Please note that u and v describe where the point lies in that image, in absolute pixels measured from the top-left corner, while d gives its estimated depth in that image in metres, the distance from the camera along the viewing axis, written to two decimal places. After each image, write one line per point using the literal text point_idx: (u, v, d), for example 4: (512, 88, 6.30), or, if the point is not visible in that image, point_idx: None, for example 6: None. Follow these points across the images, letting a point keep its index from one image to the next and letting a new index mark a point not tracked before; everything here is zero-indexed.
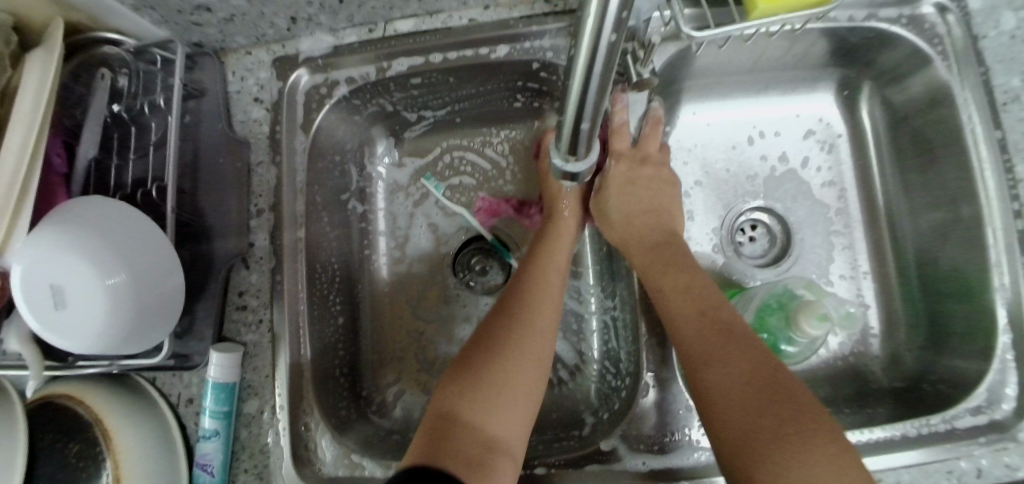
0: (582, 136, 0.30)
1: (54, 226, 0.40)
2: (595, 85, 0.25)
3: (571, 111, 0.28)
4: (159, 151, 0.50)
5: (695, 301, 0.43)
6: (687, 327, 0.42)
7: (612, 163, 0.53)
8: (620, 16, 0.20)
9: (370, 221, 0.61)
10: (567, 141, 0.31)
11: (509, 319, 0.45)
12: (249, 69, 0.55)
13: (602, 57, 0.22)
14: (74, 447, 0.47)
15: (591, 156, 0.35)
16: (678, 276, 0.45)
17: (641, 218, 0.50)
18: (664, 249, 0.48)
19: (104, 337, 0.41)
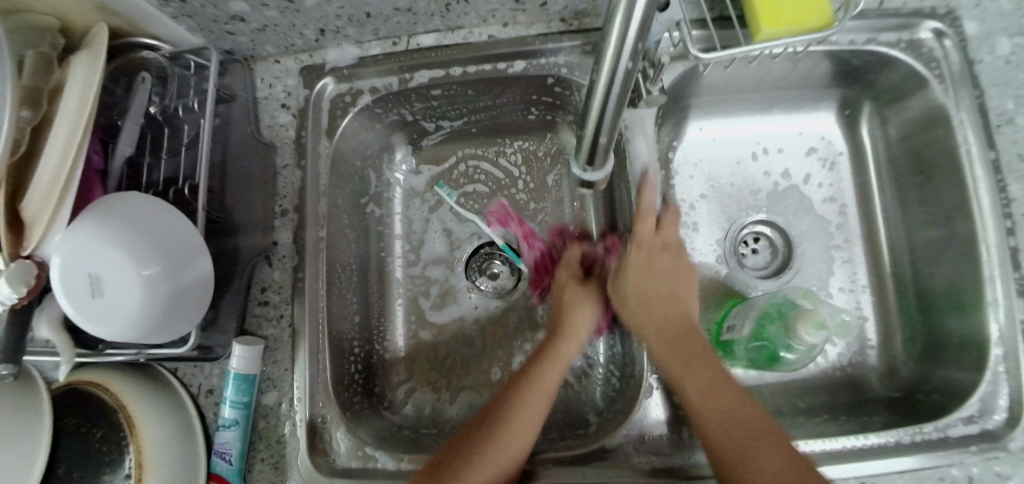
0: (599, 147, 0.40)
1: (95, 217, 0.42)
2: (613, 96, 0.33)
3: (592, 124, 0.37)
4: (191, 151, 0.53)
5: (720, 398, 0.43)
6: (710, 425, 0.42)
7: (632, 246, 0.50)
8: (635, 39, 0.28)
9: (386, 225, 0.64)
10: (586, 152, 0.41)
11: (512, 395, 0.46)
12: (278, 77, 0.58)
13: (620, 73, 0.31)
14: (97, 433, 0.49)
15: (605, 168, 0.44)
16: (699, 374, 0.44)
17: (656, 306, 0.48)
18: (683, 342, 0.46)
19: (137, 324, 0.43)
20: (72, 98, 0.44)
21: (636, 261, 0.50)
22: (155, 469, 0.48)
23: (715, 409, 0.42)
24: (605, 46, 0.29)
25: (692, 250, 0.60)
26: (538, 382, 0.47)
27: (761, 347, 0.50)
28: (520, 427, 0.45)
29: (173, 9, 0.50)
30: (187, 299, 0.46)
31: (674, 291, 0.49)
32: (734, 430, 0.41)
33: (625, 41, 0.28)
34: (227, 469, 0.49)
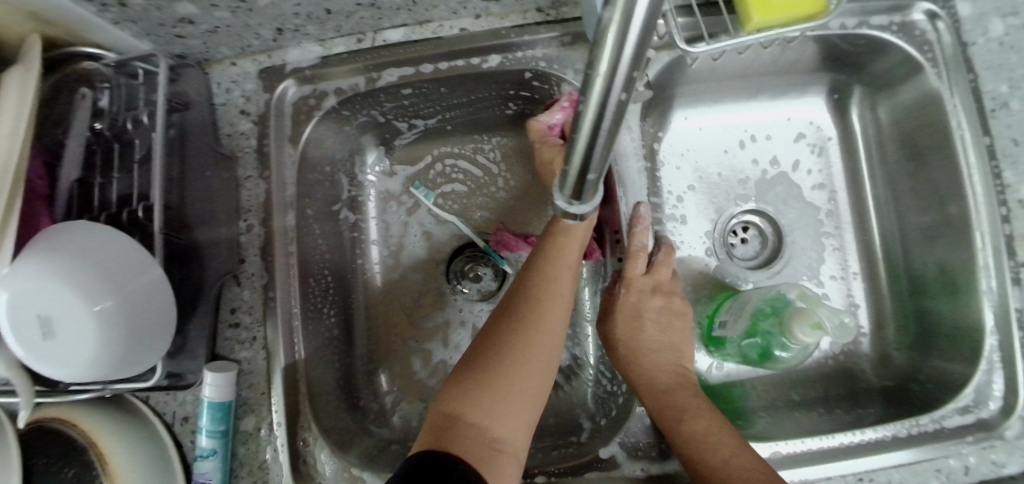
0: (588, 186, 0.29)
1: (40, 254, 0.39)
2: (604, 124, 0.23)
3: (575, 157, 0.26)
4: (144, 168, 0.49)
5: (720, 447, 0.40)
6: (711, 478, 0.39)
7: (622, 289, 0.47)
8: (637, 50, 0.18)
9: (362, 230, 0.61)
10: (573, 184, 0.28)
11: (532, 288, 0.45)
12: (235, 81, 0.54)
13: (611, 100, 0.21)
14: (70, 471, 0.48)
15: (597, 199, 0.31)
16: (694, 423, 0.42)
17: (650, 357, 0.46)
18: (677, 393, 0.44)
19: (97, 362, 0.41)
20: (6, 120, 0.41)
21: (625, 306, 0.47)
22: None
23: (716, 462, 0.40)
24: (592, 71, 0.20)
25: (680, 244, 0.58)
26: (556, 273, 0.46)
27: (754, 343, 0.49)
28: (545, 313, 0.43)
29: (114, 15, 0.46)
30: (150, 334, 0.43)
31: (668, 339, 0.47)
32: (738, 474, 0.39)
33: (619, 73, 0.19)
34: None
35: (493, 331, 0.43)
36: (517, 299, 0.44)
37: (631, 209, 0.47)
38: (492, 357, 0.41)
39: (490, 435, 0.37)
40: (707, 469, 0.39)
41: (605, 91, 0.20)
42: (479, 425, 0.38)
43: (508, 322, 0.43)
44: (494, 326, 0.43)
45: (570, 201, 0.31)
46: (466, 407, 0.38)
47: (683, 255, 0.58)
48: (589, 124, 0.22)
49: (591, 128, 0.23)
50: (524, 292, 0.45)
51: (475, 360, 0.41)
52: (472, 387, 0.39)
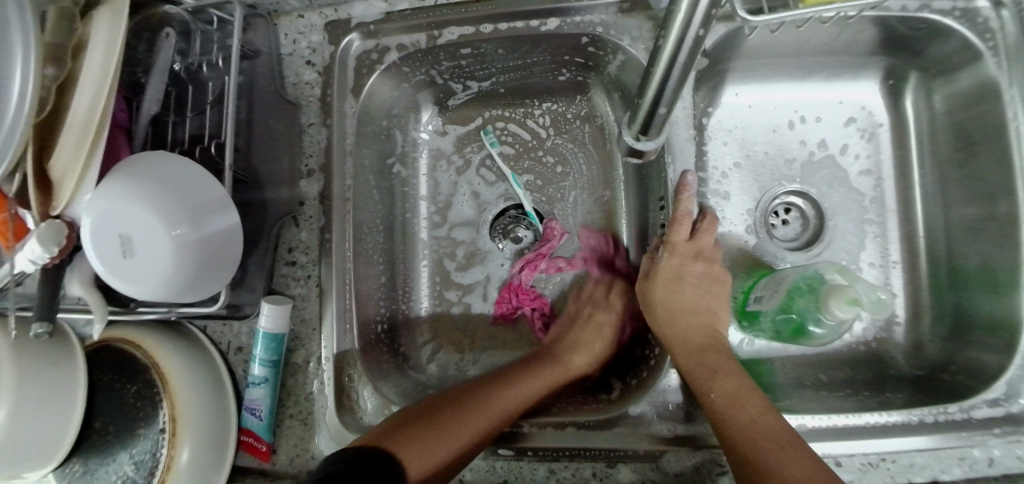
0: (654, 122, 0.39)
1: (127, 179, 0.42)
2: (679, 57, 0.32)
3: (651, 88, 0.35)
4: (217, 109, 0.51)
5: (745, 407, 0.42)
6: (735, 432, 0.40)
7: (665, 252, 0.49)
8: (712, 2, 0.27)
9: (412, 186, 0.63)
10: (642, 121, 0.40)
11: (500, 383, 0.49)
12: (302, 32, 0.56)
13: (689, 35, 0.30)
14: (132, 388, 0.52)
15: (659, 138, 0.42)
16: (722, 381, 0.43)
17: (687, 317, 0.47)
18: (710, 353, 0.45)
19: (169, 284, 0.43)
20: (96, 56, 0.44)
21: (664, 273, 0.49)
22: (189, 431, 0.50)
23: (739, 418, 0.41)
24: (675, 10, 0.29)
25: (721, 219, 0.59)
26: (528, 381, 0.50)
27: (788, 319, 0.50)
28: (500, 411, 0.47)
29: None
30: (217, 261, 0.46)
31: (704, 303, 0.48)
32: (760, 432, 0.40)
33: (697, 12, 0.28)
34: (257, 424, 0.51)
35: (448, 406, 0.46)
36: (483, 387, 0.48)
37: (678, 177, 0.48)
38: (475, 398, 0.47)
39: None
40: (730, 424, 0.41)
41: (685, 26, 0.29)
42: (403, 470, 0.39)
43: (465, 403, 0.46)
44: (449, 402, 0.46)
45: (636, 137, 0.42)
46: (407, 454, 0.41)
47: (723, 231, 0.59)
48: (668, 56, 0.32)
49: (670, 59, 0.32)
50: (490, 385, 0.48)
51: (421, 422, 0.44)
52: (413, 436, 0.42)
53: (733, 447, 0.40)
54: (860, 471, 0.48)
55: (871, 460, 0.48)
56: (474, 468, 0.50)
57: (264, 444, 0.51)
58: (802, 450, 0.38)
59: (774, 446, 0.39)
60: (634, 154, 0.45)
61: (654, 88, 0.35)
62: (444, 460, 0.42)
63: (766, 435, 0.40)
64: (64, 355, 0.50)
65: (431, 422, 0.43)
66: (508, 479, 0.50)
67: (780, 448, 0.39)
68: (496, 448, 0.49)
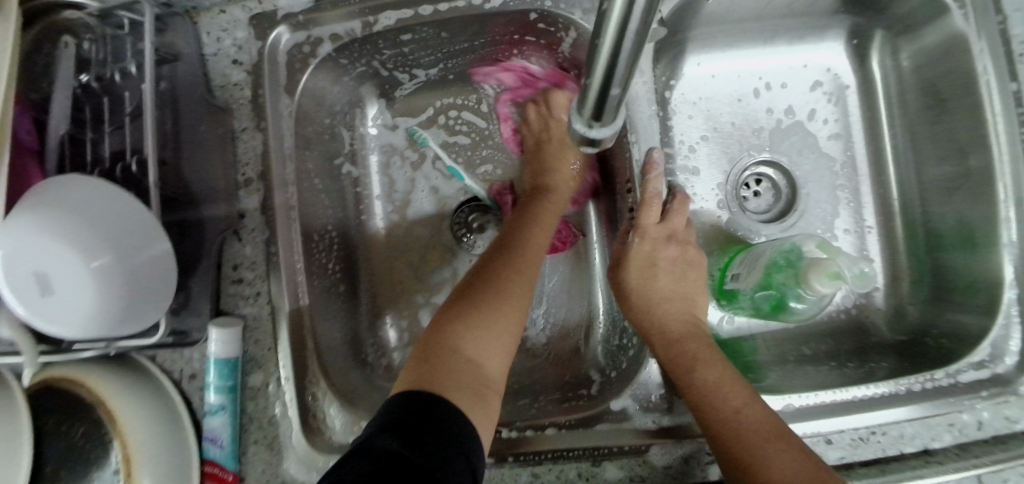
0: (606, 109, 0.33)
1: (38, 210, 0.38)
2: (631, 20, 0.24)
3: (598, 67, 0.28)
4: (135, 122, 0.46)
5: (730, 397, 0.39)
6: (721, 426, 0.38)
7: (634, 238, 0.46)
8: None
9: (365, 186, 0.59)
10: (594, 104, 0.32)
11: (506, 248, 0.46)
12: (225, 29, 0.51)
13: None
14: (80, 429, 0.48)
15: (615, 125, 0.35)
16: (705, 372, 0.41)
17: (663, 306, 0.44)
18: (689, 343, 0.43)
19: (97, 319, 0.40)
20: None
21: (636, 260, 0.46)
22: (146, 472, 0.46)
23: (725, 410, 0.39)
24: None
25: (692, 196, 0.56)
26: (536, 231, 0.49)
27: (767, 296, 0.48)
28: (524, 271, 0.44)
29: None
30: (150, 291, 0.42)
31: (681, 288, 0.46)
32: (748, 424, 0.38)
33: None
34: (219, 453, 0.48)
35: (473, 281, 0.43)
36: (494, 252, 0.46)
37: (642, 157, 0.45)
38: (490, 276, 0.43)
39: (481, 369, 0.39)
40: (716, 418, 0.38)
41: None
42: (472, 359, 0.39)
43: (486, 272, 0.44)
44: (473, 277, 0.44)
45: (589, 123, 0.35)
46: (462, 341, 0.39)
47: (695, 208, 0.56)
48: (616, 23, 0.24)
49: (617, 26, 0.24)
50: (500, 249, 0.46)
51: (457, 305, 0.42)
52: (448, 357, 0.38)
53: (719, 442, 0.38)
54: (850, 446, 0.46)
55: (861, 434, 0.46)
56: None
57: (230, 474, 0.49)
58: (792, 441, 0.36)
59: (762, 438, 0.37)
60: (587, 141, 0.37)
61: (602, 66, 0.28)
62: (506, 328, 0.41)
63: (754, 427, 0.37)
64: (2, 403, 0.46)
65: (469, 302, 0.41)
66: None
67: (769, 439, 0.37)
68: None
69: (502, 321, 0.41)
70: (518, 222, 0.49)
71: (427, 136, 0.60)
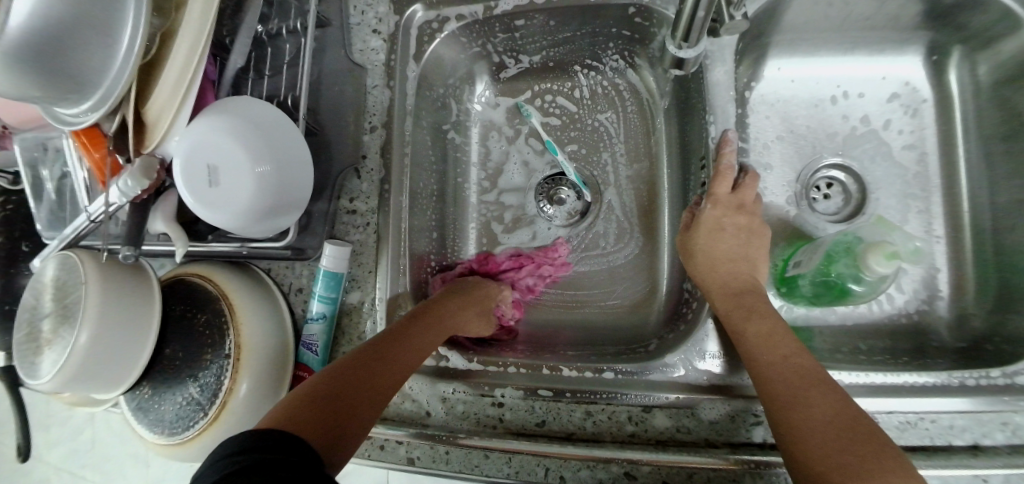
0: (691, 32, 0.46)
1: (225, 117, 0.47)
2: None
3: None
4: (291, 69, 0.56)
5: (775, 346, 0.43)
6: (770, 371, 0.42)
7: (707, 205, 0.51)
8: None
9: (464, 152, 0.67)
10: (683, 28, 0.46)
11: (395, 339, 0.45)
12: (368, 4, 0.61)
13: None
14: (201, 317, 0.56)
15: (697, 47, 0.48)
16: (760, 323, 0.45)
17: (725, 265, 0.49)
18: (746, 298, 0.47)
19: (249, 215, 0.48)
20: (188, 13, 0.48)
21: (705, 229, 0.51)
22: (251, 367, 0.54)
23: (771, 358, 0.42)
24: None
25: (763, 190, 0.60)
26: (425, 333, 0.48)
27: (829, 282, 0.51)
28: (401, 370, 0.44)
29: None
30: (289, 201, 0.50)
31: (744, 252, 0.50)
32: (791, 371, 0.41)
33: None
34: (313, 359, 0.55)
35: (357, 367, 0.41)
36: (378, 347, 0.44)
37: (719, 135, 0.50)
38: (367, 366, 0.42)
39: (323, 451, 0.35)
40: (760, 361, 0.43)
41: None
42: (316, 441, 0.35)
43: (365, 367, 0.42)
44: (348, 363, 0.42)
45: (679, 45, 0.49)
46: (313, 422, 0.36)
47: (765, 200, 0.60)
48: None
49: None
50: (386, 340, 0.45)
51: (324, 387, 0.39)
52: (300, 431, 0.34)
53: (761, 383, 0.42)
54: (897, 429, 0.47)
55: (909, 419, 0.47)
56: (515, 408, 0.51)
57: (317, 379, 0.55)
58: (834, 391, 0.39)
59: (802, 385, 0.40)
60: (677, 63, 0.51)
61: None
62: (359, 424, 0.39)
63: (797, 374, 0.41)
64: (142, 289, 0.55)
65: (339, 390, 0.39)
66: (545, 419, 0.51)
67: (808, 385, 0.40)
68: (536, 388, 0.51)
69: (359, 422, 0.38)
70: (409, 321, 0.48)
71: (532, 110, 0.67)
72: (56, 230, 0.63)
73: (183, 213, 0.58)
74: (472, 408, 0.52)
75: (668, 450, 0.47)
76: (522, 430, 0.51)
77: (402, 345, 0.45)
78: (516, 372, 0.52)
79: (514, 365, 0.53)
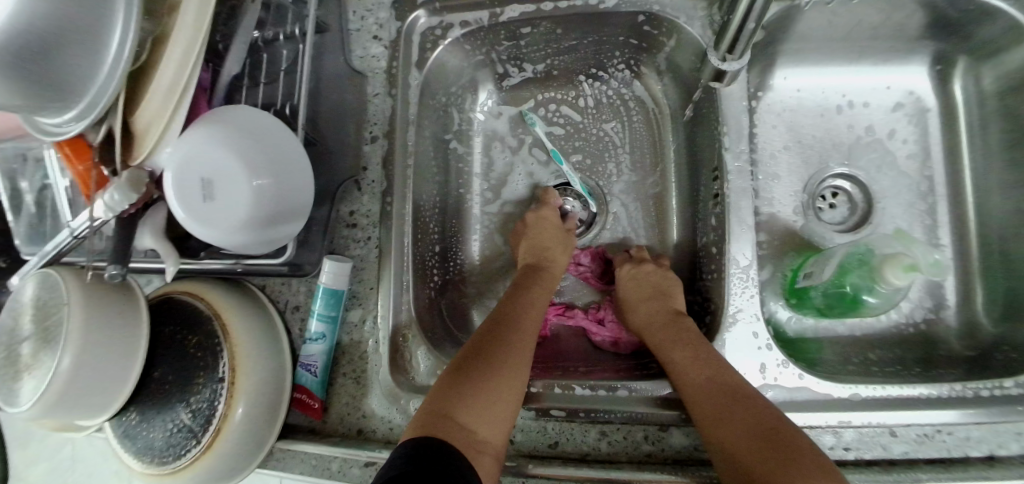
0: (739, 42, 0.45)
1: (220, 128, 0.44)
2: None
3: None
4: (289, 77, 0.53)
5: (704, 368, 0.46)
6: (695, 390, 0.45)
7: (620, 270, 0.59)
8: None
9: (468, 162, 0.65)
10: (731, 35, 0.45)
11: (510, 316, 0.51)
12: (369, 10, 0.59)
13: None
14: (193, 338, 0.54)
15: (743, 61, 0.47)
16: (686, 349, 0.48)
17: (644, 303, 0.55)
18: (672, 327, 0.51)
19: (247, 231, 0.46)
20: (179, 16, 0.46)
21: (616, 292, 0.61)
22: (246, 390, 0.51)
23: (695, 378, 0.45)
24: None
25: (771, 200, 0.60)
26: (523, 324, 0.51)
27: (841, 294, 0.51)
28: (527, 340, 0.50)
29: None
30: (287, 216, 0.48)
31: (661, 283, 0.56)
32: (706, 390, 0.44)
33: None
34: (312, 380, 0.54)
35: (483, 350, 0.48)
36: (487, 343, 0.48)
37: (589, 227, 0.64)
38: (494, 346, 0.48)
39: (477, 436, 0.42)
40: (685, 383, 0.46)
41: None
42: (469, 427, 0.42)
43: (496, 343, 0.48)
44: (464, 363, 0.47)
45: (723, 57, 0.47)
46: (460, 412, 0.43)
47: (773, 210, 0.60)
48: None
49: None
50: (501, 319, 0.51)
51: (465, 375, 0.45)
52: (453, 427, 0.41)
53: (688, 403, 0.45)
54: (915, 442, 0.46)
55: (926, 431, 0.46)
56: (527, 430, 0.50)
57: (317, 401, 0.54)
58: (755, 404, 0.42)
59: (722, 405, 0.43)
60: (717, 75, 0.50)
61: None
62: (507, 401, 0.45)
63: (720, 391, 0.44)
64: (128, 309, 0.52)
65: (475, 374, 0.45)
66: (558, 440, 0.49)
67: (731, 401, 0.43)
68: (548, 408, 0.49)
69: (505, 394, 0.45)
70: (506, 314, 0.52)
71: (536, 118, 0.65)
72: (36, 244, 0.60)
73: (173, 228, 0.55)
74: None
75: (685, 470, 0.46)
76: (534, 452, 0.49)
77: (515, 318, 0.51)
78: (527, 392, 0.51)
79: (523, 384, 0.51)
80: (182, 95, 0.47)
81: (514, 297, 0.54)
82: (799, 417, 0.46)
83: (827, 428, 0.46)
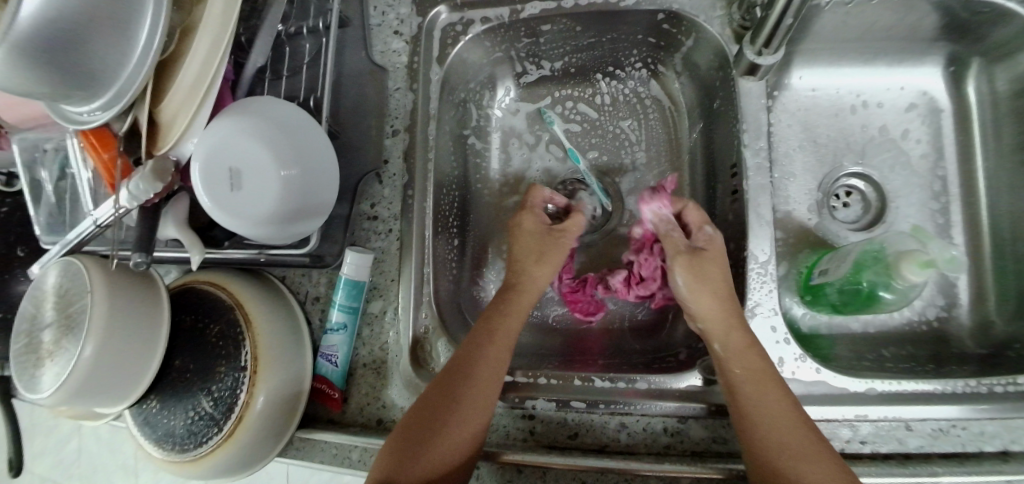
0: (776, 37, 0.47)
1: (251, 119, 0.45)
2: None
3: None
4: (312, 70, 0.54)
5: (774, 390, 0.44)
6: (763, 413, 0.43)
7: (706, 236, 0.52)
8: None
9: (485, 158, 0.66)
10: (769, 30, 0.47)
11: (470, 355, 0.49)
12: (390, 5, 0.60)
13: None
14: (215, 328, 0.54)
15: (777, 54, 0.49)
16: (753, 362, 0.45)
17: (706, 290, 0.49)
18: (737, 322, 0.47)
19: (274, 221, 0.46)
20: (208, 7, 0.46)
21: (682, 260, 0.52)
22: (267, 382, 0.52)
23: (767, 400, 0.43)
24: None
25: (786, 198, 0.61)
26: (486, 364, 0.49)
27: (857, 290, 0.51)
28: (487, 385, 0.48)
29: None
30: (313, 207, 0.48)
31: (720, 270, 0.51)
32: (779, 425, 0.42)
33: None
34: (332, 371, 0.54)
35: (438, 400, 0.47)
36: (443, 396, 0.47)
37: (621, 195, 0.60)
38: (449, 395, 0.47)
39: None
40: (747, 403, 0.44)
41: None
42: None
43: (453, 391, 0.47)
44: (419, 413, 0.47)
45: (759, 51, 0.49)
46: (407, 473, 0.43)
47: (789, 207, 0.60)
48: None
49: None
50: (460, 358, 0.49)
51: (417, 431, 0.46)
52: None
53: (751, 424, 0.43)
54: (931, 437, 0.47)
55: (942, 426, 0.47)
56: (547, 421, 0.50)
57: (336, 392, 0.54)
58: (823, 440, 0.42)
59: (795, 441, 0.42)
60: (749, 69, 0.52)
61: None
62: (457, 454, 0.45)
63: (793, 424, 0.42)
64: (148, 298, 0.52)
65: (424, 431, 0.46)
66: (577, 432, 0.50)
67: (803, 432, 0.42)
68: (568, 400, 0.50)
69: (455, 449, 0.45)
70: (471, 356, 0.49)
71: (553, 116, 0.66)
72: (56, 234, 0.61)
73: (196, 218, 0.56)
74: (502, 421, 0.52)
75: (705, 461, 0.46)
76: (553, 443, 0.50)
77: (474, 359, 0.49)
78: (547, 384, 0.52)
79: (545, 376, 0.52)
80: (210, 85, 0.47)
81: (479, 331, 0.51)
82: (816, 410, 0.47)
83: (843, 421, 0.47)
